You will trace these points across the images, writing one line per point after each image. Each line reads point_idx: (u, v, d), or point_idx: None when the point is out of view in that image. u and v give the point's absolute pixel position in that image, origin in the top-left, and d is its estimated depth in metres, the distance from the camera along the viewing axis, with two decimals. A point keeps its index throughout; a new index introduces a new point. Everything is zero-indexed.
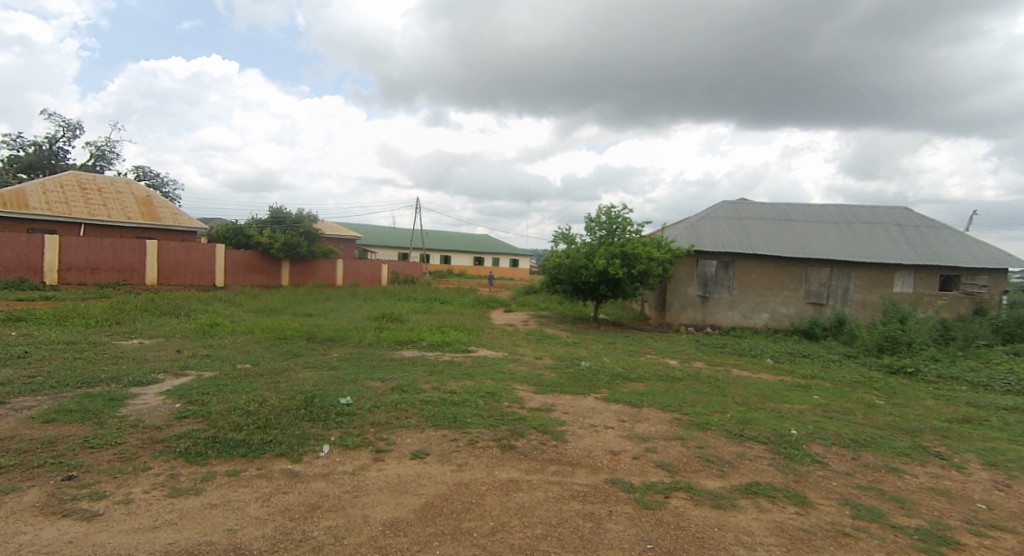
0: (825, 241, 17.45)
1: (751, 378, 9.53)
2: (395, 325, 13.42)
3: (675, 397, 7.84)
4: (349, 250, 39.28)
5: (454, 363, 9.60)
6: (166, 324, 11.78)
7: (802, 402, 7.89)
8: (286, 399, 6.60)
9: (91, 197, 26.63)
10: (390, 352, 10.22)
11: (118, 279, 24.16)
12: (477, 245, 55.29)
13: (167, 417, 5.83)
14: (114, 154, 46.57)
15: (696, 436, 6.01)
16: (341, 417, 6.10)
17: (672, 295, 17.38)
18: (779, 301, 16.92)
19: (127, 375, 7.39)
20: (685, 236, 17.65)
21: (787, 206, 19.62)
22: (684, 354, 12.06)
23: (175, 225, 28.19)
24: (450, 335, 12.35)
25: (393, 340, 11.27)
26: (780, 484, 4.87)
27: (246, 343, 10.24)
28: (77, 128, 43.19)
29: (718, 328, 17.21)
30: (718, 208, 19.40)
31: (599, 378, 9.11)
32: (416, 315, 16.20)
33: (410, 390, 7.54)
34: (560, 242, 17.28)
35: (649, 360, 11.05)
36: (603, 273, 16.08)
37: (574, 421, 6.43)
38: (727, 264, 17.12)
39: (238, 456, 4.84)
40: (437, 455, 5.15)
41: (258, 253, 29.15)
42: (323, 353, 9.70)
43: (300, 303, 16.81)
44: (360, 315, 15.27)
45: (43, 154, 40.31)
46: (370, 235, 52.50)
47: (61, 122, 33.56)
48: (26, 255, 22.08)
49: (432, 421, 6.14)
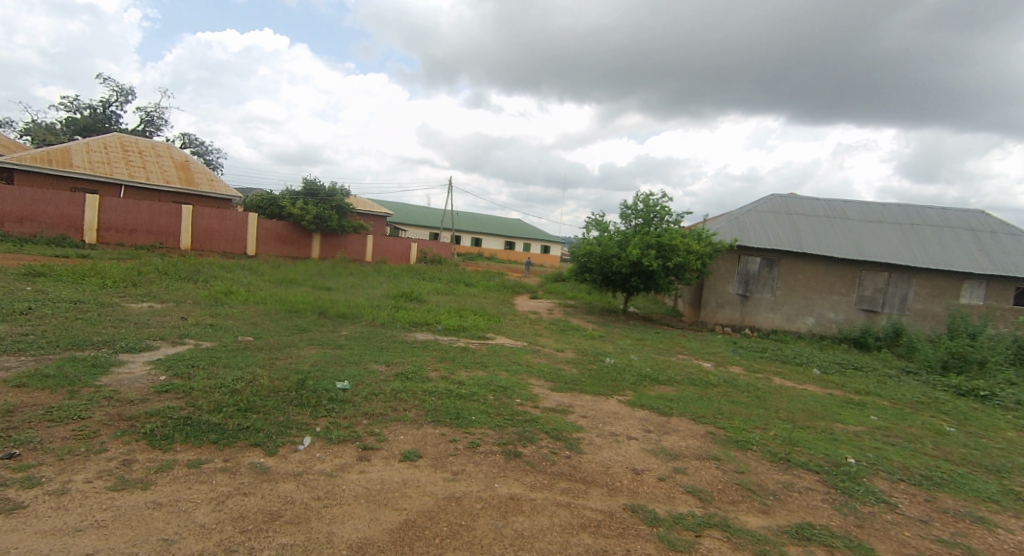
0: (884, 243, 16.08)
1: (795, 391, 8.57)
2: (413, 306, 12.83)
3: (710, 407, 6.99)
4: (379, 227, 39.07)
5: (468, 350, 8.92)
6: (180, 288, 11.44)
7: (857, 423, 6.96)
8: (278, 378, 6.04)
9: (131, 159, 26.92)
10: (401, 334, 9.61)
11: (153, 241, 24.36)
12: (509, 229, 54.53)
13: (145, 390, 5.30)
14: (162, 121, 47.44)
15: (734, 457, 5.20)
16: (333, 404, 5.50)
17: (709, 292, 16.34)
18: (827, 306, 15.69)
19: (121, 340, 6.96)
20: (729, 230, 16.50)
21: (843, 203, 18.21)
22: (720, 356, 11.10)
23: (211, 191, 28.31)
24: (469, 319, 11.67)
25: (408, 321, 10.66)
26: (839, 530, 4.09)
27: (256, 314, 9.78)
28: (129, 92, 44.08)
29: (757, 331, 16.13)
30: (766, 202, 18.13)
31: (624, 378, 8.31)
32: (438, 296, 15.61)
33: (415, 378, 6.89)
34: (591, 229, 16.36)
35: (680, 361, 10.17)
36: (637, 264, 15.14)
37: (592, 427, 5.68)
38: (772, 262, 15.95)
39: (205, 443, 4.25)
40: (431, 460, 4.48)
41: (289, 224, 29.11)
42: (333, 330, 9.15)
43: (321, 276, 16.40)
44: (379, 292, 14.73)
45: (97, 117, 41.35)
46: (403, 213, 52.35)
47: (113, 86, 34.09)
48: (68, 213, 22.38)
49: (432, 416, 5.48)
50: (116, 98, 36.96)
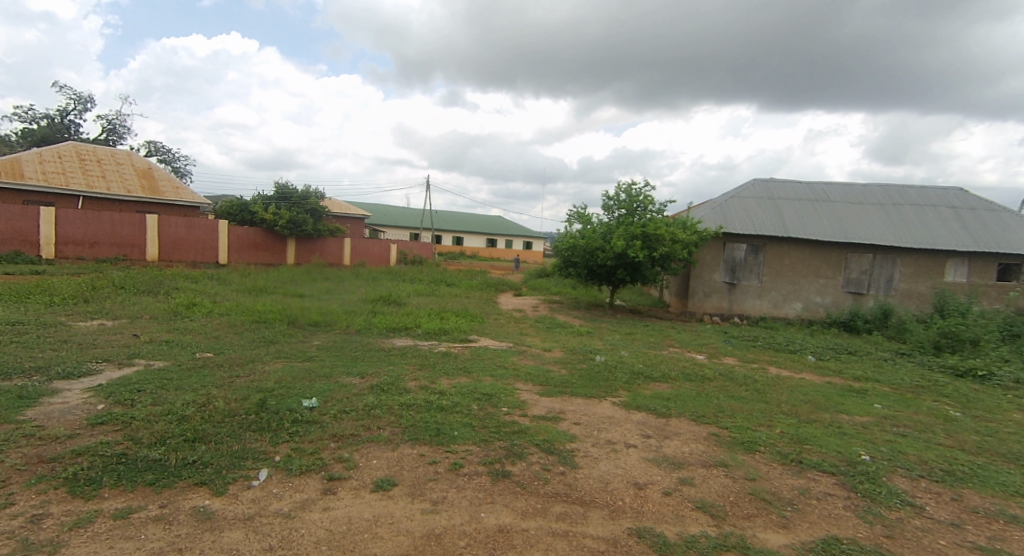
0: (868, 224, 15.86)
1: (794, 381, 8.15)
2: (391, 309, 12.20)
3: (709, 404, 6.51)
4: (357, 229, 38.20)
5: (449, 355, 8.35)
6: (138, 303, 10.69)
7: (863, 412, 6.55)
8: (235, 399, 5.41)
9: (90, 169, 25.73)
10: (377, 341, 9.00)
11: (117, 254, 23.30)
12: (490, 226, 53.94)
13: (77, 423, 4.66)
14: (125, 129, 45.85)
15: (742, 462, 4.72)
16: (297, 426, 4.90)
17: (695, 282, 16.01)
18: (814, 290, 15.44)
19: (60, 365, 6.27)
20: (713, 217, 16.16)
21: (825, 186, 17.98)
22: (712, 348, 10.68)
23: (177, 199, 27.23)
24: (450, 321, 11.09)
25: (385, 326, 10.05)
26: (868, 544, 3.62)
27: (218, 327, 9.09)
28: (89, 101, 42.51)
29: (745, 319, 15.84)
30: (749, 187, 17.83)
31: (616, 377, 7.81)
32: (418, 299, 15.00)
33: (391, 390, 6.30)
34: (573, 222, 15.90)
35: (672, 355, 9.72)
36: (621, 256, 14.71)
37: (586, 437, 5.17)
38: (757, 248, 15.65)
39: (140, 486, 3.66)
40: (406, 488, 3.92)
41: (262, 229, 28.15)
42: (303, 341, 8.51)
43: (294, 283, 15.68)
44: (356, 297, 14.07)
45: (56, 128, 39.78)
46: (381, 215, 51.36)
47: (71, 93, 32.64)
48: (22, 227, 21.25)
49: (409, 434, 4.91)
50: (76, 107, 35.55)
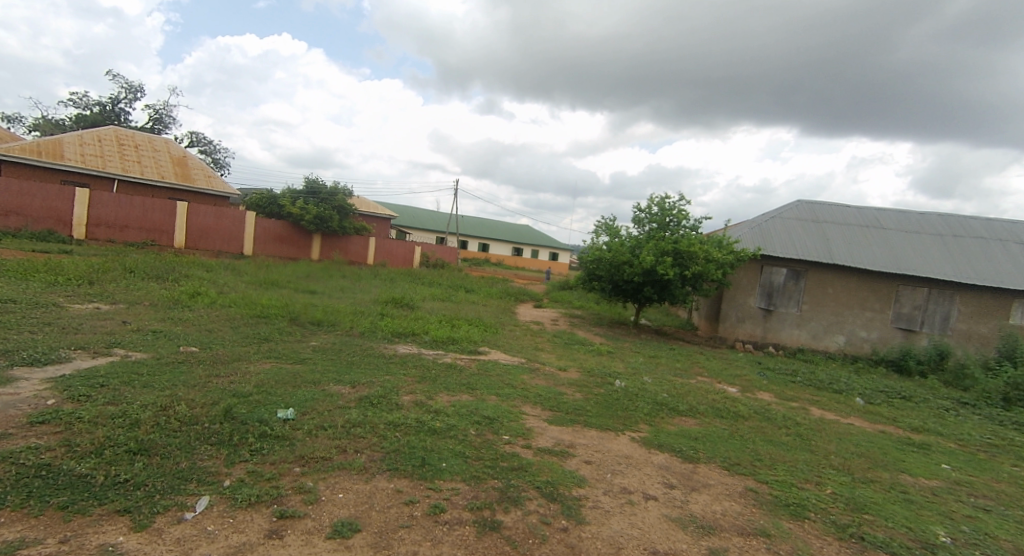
0: (924, 256, 14.65)
1: (841, 428, 7.18)
2: (401, 313, 11.57)
3: (746, 451, 5.62)
4: (383, 230, 38.08)
5: (454, 368, 7.63)
6: (141, 287, 10.26)
7: (929, 474, 5.57)
8: (202, 402, 4.77)
9: (127, 153, 25.94)
10: (379, 347, 8.33)
11: (146, 238, 23.34)
12: (517, 235, 53.38)
13: (14, 421, 4.03)
14: (171, 119, 46.85)
15: (789, 533, 3.86)
16: (262, 442, 4.21)
17: (729, 305, 15.12)
18: (859, 323, 14.32)
19: (29, 350, 5.74)
20: (751, 238, 15.23)
21: (877, 212, 16.78)
22: (745, 380, 9.72)
23: (208, 188, 27.27)
24: (461, 330, 10.38)
25: (391, 331, 9.39)
26: None
27: (216, 318, 8.55)
28: (139, 89, 43.60)
29: (781, 349, 14.80)
30: (793, 209, 16.78)
31: (637, 407, 6.96)
32: (433, 304, 14.35)
33: (381, 405, 5.60)
34: (601, 233, 15.10)
35: (701, 386, 8.80)
36: (651, 272, 13.81)
37: (598, 482, 4.37)
38: (798, 274, 14.63)
39: (49, 511, 3.01)
40: (370, 537, 3.19)
41: (289, 223, 28.08)
42: (301, 342, 7.89)
43: (309, 278, 15.21)
44: (368, 297, 13.50)
45: (106, 113, 40.83)
46: (409, 216, 51.28)
47: (119, 80, 33.23)
48: (56, 207, 21.40)
49: (388, 462, 4.19)
50: (126, 97, 36.48)
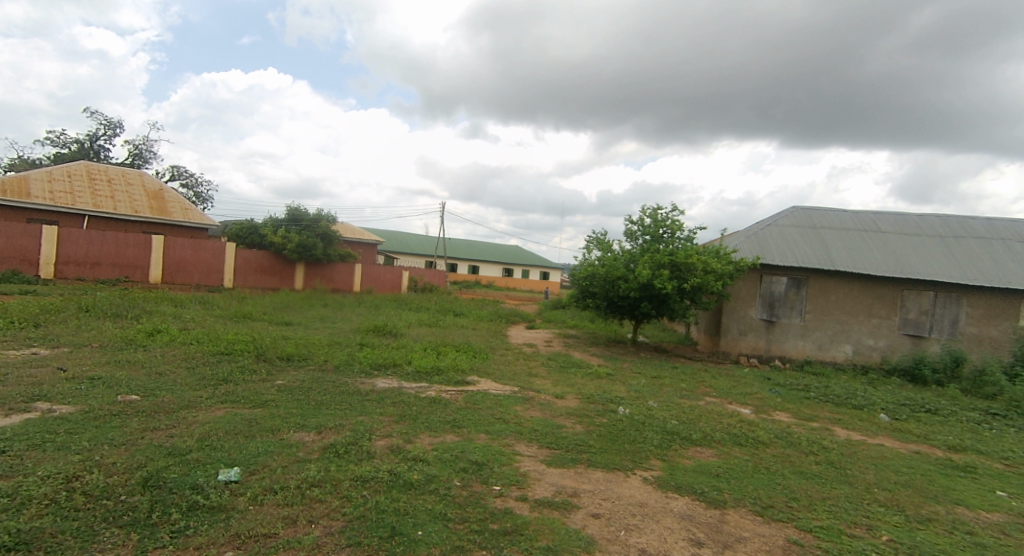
0: (927, 259, 14.09)
1: (874, 451, 6.41)
2: (383, 342, 10.71)
3: (777, 489, 4.83)
4: (370, 256, 37.27)
5: (438, 403, 6.78)
6: (94, 328, 9.34)
7: (990, 506, 4.81)
8: (123, 468, 3.90)
9: (99, 188, 25.05)
10: (353, 383, 7.46)
11: (119, 275, 22.35)
12: (507, 255, 52.71)
13: None
14: (152, 154, 46.11)
15: None
16: (188, 519, 3.35)
17: (729, 318, 14.46)
18: (865, 331, 13.67)
19: None
20: (748, 247, 14.64)
21: (874, 215, 16.28)
22: (758, 400, 8.94)
23: (185, 220, 26.31)
24: (447, 358, 9.53)
25: (368, 363, 8.52)
26: None
27: (171, 359, 7.67)
28: (118, 126, 42.97)
29: (786, 362, 14.09)
30: (789, 215, 16.26)
31: (646, 439, 6.16)
32: (418, 330, 13.49)
33: (351, 455, 4.75)
34: (593, 248, 14.41)
35: (711, 409, 8.00)
36: (647, 287, 13.10)
37: (611, 545, 3.55)
38: (800, 282, 14.02)
39: None
40: None
41: (270, 253, 27.21)
42: (265, 382, 7.01)
43: (286, 310, 14.32)
44: (348, 327, 12.62)
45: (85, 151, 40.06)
46: (397, 242, 50.54)
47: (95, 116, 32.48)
48: (21, 246, 20.44)
49: (348, 537, 3.35)
50: (103, 133, 35.81)
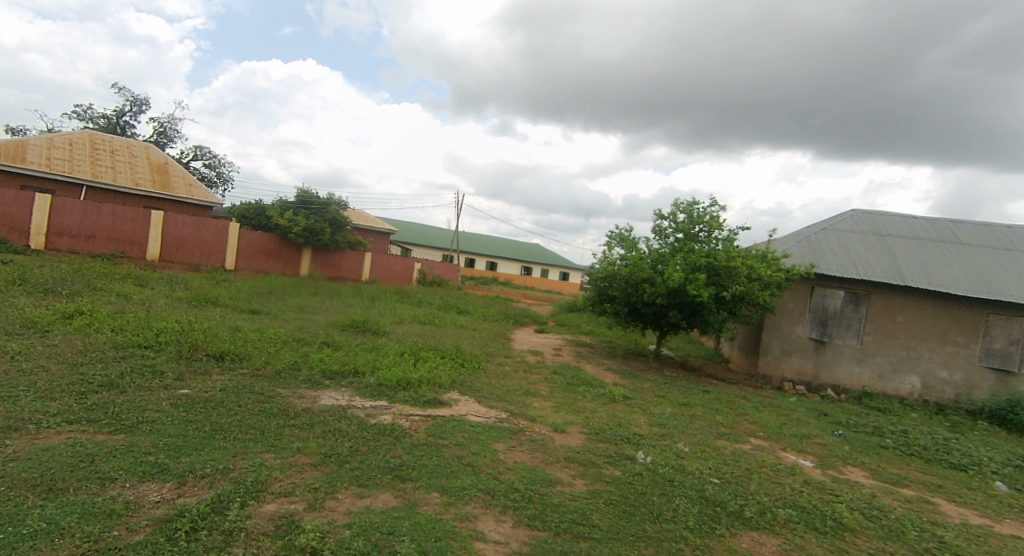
0: (1018, 279, 11.76)
1: None
2: (356, 341, 8.90)
3: None
4: (382, 245, 35.75)
5: (387, 435, 4.87)
6: (2, 306, 7.64)
7: None
8: None
9: (99, 157, 23.74)
10: (286, 397, 5.59)
11: (114, 250, 20.79)
12: (525, 254, 50.72)
13: None
14: (175, 132, 45.29)
15: None
16: None
17: (771, 335, 12.38)
18: (936, 361, 11.46)
19: None
20: (800, 253, 12.50)
21: (949, 225, 13.97)
22: (821, 450, 6.90)
23: (189, 195, 24.84)
24: (424, 368, 7.67)
25: (318, 370, 6.68)
26: None
27: (62, 351, 5.88)
28: (144, 102, 42.27)
29: (838, 392, 11.94)
30: (848, 220, 14.05)
31: (683, 515, 4.19)
32: (407, 328, 11.65)
33: (195, 545, 2.85)
34: (615, 245, 12.43)
35: (763, 461, 5.97)
36: (678, 292, 11.06)
37: None
38: (859, 297, 11.86)
39: None
40: None
41: (275, 235, 25.65)
42: (164, 390, 5.02)
43: (264, 297, 12.62)
44: (325, 320, 10.83)
45: (107, 125, 39.31)
46: (414, 234, 49.06)
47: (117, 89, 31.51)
48: (11, 213, 18.88)
49: None
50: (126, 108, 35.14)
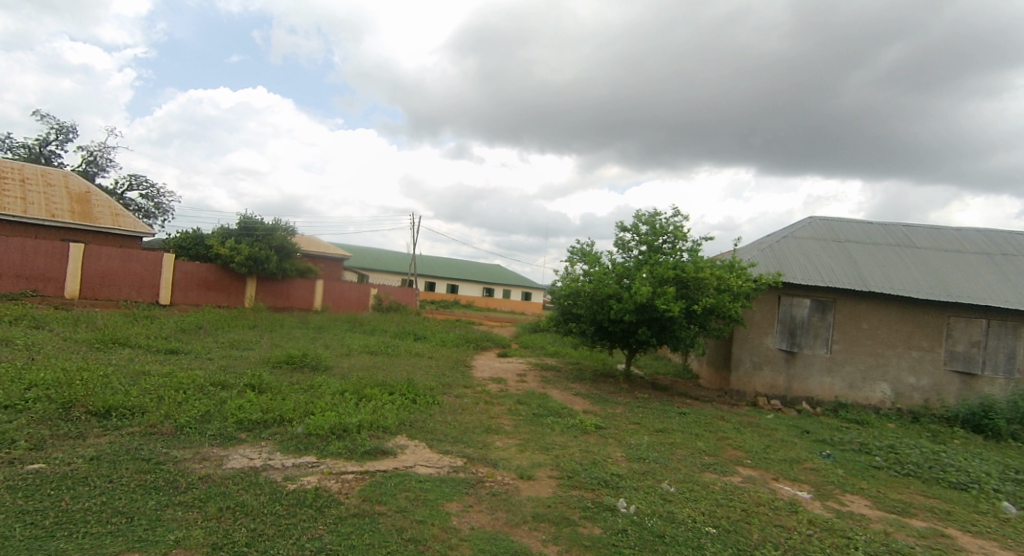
0: (978, 280, 11.63)
1: None
2: (292, 380, 7.75)
3: None
4: (335, 272, 34.20)
5: (308, 507, 3.82)
6: None
7: None
8: None
9: (9, 188, 21.67)
10: (182, 461, 4.46)
11: (25, 289, 18.82)
12: (486, 275, 49.77)
13: None
14: (108, 161, 42.61)
15: None
16: None
17: (740, 348, 11.84)
18: (905, 367, 11.13)
19: None
20: (765, 262, 12.08)
21: (905, 229, 13.92)
22: (815, 477, 6.18)
23: (114, 226, 22.91)
24: (368, 409, 6.61)
25: (233, 421, 5.54)
26: None
27: None
28: (72, 131, 39.66)
29: (811, 404, 11.44)
30: (807, 227, 13.81)
31: None
32: (354, 361, 10.50)
33: None
34: (577, 261, 11.70)
35: (759, 498, 5.17)
36: (646, 307, 10.35)
37: None
38: (826, 305, 11.49)
39: None
40: None
41: (215, 266, 23.90)
42: (6, 468, 3.84)
43: (192, 334, 11.24)
44: (257, 357, 9.58)
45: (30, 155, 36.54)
46: (370, 259, 47.50)
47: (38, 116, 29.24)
48: None
49: None
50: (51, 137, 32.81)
